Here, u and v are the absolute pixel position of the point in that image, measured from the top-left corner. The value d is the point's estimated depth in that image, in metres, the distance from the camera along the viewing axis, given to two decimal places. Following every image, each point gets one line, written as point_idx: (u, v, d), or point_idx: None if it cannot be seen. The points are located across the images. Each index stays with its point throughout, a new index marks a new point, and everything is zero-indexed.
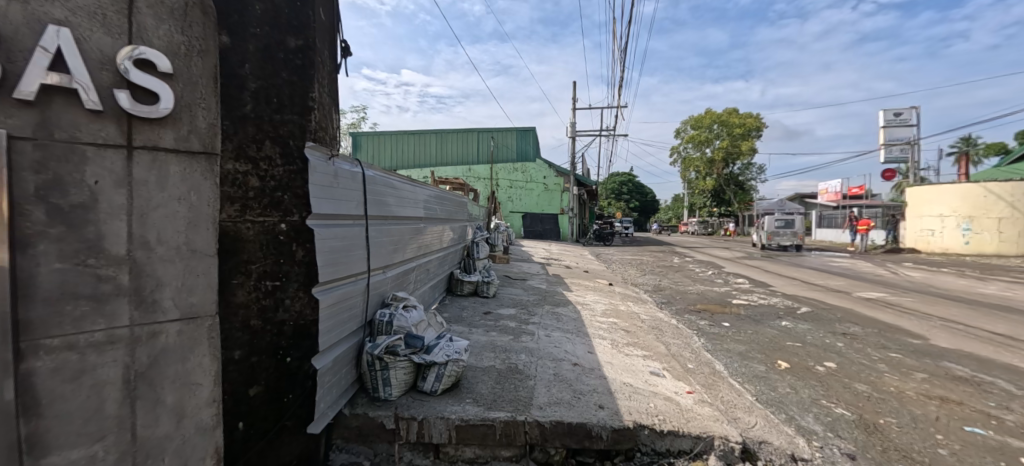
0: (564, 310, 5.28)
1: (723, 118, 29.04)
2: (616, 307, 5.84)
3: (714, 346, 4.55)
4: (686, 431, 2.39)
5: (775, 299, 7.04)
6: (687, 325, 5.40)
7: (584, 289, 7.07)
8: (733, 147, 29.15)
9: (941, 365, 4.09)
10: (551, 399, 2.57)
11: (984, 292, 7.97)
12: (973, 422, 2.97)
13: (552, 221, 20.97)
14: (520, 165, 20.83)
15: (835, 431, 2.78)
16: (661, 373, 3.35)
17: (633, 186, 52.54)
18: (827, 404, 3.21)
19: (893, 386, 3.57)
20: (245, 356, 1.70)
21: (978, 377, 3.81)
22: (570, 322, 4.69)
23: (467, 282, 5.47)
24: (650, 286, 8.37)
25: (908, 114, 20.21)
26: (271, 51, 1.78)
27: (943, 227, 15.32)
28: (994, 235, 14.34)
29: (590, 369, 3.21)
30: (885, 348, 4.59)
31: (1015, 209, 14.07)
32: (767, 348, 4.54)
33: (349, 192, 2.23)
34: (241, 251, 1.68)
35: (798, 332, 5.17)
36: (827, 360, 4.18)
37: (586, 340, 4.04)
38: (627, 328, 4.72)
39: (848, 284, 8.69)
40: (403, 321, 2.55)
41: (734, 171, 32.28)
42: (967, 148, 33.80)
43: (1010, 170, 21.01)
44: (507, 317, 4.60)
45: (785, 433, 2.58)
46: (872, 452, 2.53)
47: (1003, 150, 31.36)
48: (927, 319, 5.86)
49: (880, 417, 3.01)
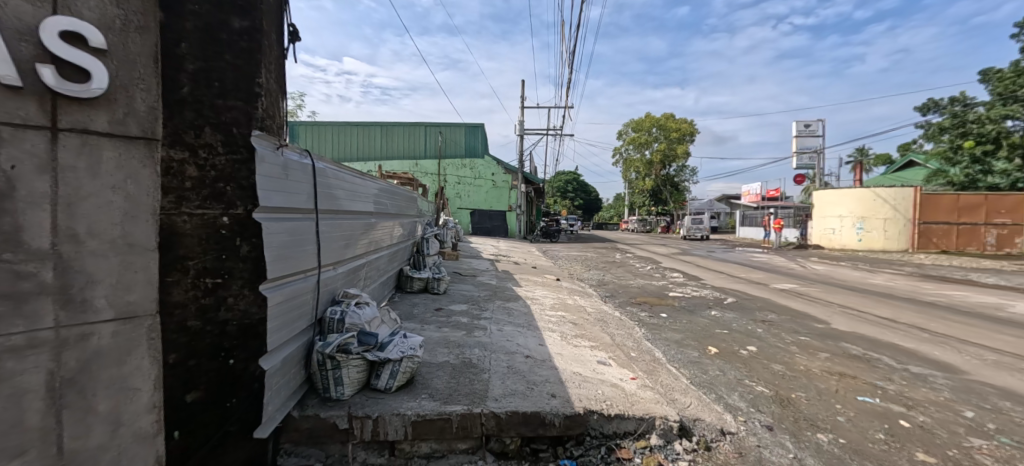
0: (515, 304, 5.39)
1: (662, 122, 31.01)
2: (564, 301, 6.05)
3: (654, 335, 4.89)
4: (632, 414, 2.58)
5: (706, 291, 7.69)
6: (629, 317, 5.71)
7: (533, 284, 7.22)
8: (670, 150, 31.22)
9: (840, 345, 4.72)
10: (506, 390, 2.64)
11: (874, 282, 9.28)
12: (864, 392, 3.47)
13: (501, 218, 21.10)
14: (468, 161, 20.74)
15: (757, 406, 3.14)
16: (608, 362, 3.55)
17: (579, 185, 54.72)
18: (750, 382, 3.60)
19: (802, 365, 4.08)
20: (181, 360, 1.57)
21: (868, 354, 4.46)
22: (521, 316, 4.79)
23: (417, 278, 5.41)
24: (594, 280, 8.74)
25: (816, 125, 22.82)
26: (213, 31, 1.66)
27: (842, 226, 17.61)
28: (881, 233, 16.57)
29: (542, 361, 3.32)
30: (797, 332, 5.21)
31: (896, 211, 16.30)
32: (700, 335, 4.97)
33: (299, 185, 2.13)
34: (179, 246, 1.56)
35: (725, 320, 5.70)
36: (749, 344, 4.68)
37: (538, 333, 4.16)
38: (575, 320, 4.93)
39: (766, 277, 9.63)
40: (356, 318, 2.46)
41: (670, 172, 34.43)
42: (861, 158, 38.94)
43: (895, 178, 24.48)
44: (459, 313, 4.61)
45: (715, 410, 2.90)
46: (786, 423, 2.89)
47: (888, 161, 36.56)
48: (830, 306, 6.73)
49: (793, 392, 3.43)
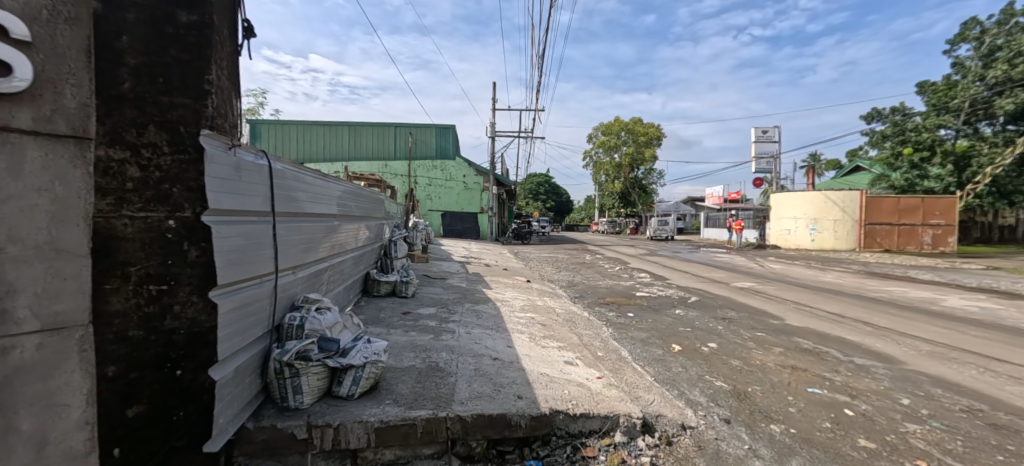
0: (484, 307, 5.38)
1: (630, 126, 31.84)
2: (534, 302, 6.09)
3: (620, 334, 5.01)
4: (596, 412, 2.63)
5: (671, 291, 7.95)
6: (597, 317, 5.81)
7: (503, 286, 7.23)
8: (638, 154, 32.09)
9: (793, 340, 4.99)
10: (472, 393, 2.64)
11: (824, 280, 9.88)
12: (814, 384, 3.69)
13: (472, 220, 21.01)
14: (439, 163, 20.58)
15: (716, 400, 3.28)
16: (575, 362, 3.61)
17: (550, 187, 55.33)
18: (710, 378, 3.75)
19: (758, 359, 4.29)
20: (122, 373, 1.49)
21: (818, 347, 4.74)
22: (490, 318, 4.79)
23: (384, 282, 5.31)
24: (564, 282, 8.84)
25: (772, 131, 24.08)
26: (157, 25, 1.59)
27: (797, 226, 18.67)
28: (832, 233, 17.60)
29: (509, 363, 3.33)
30: (754, 328, 5.47)
31: (845, 213, 17.35)
32: (664, 333, 5.13)
33: (254, 186, 2.05)
34: (118, 252, 1.48)
35: (688, 318, 5.92)
36: (710, 341, 4.87)
37: (506, 335, 4.17)
38: (544, 321, 4.99)
39: (728, 276, 10.06)
40: (316, 323, 2.38)
41: (638, 175, 35.38)
42: (814, 163, 41.38)
43: (844, 182, 26.14)
44: (427, 316, 4.55)
45: (677, 406, 3.00)
46: (742, 415, 3.03)
47: (837, 166, 39.06)
48: (785, 303, 7.10)
49: (749, 386, 3.61)
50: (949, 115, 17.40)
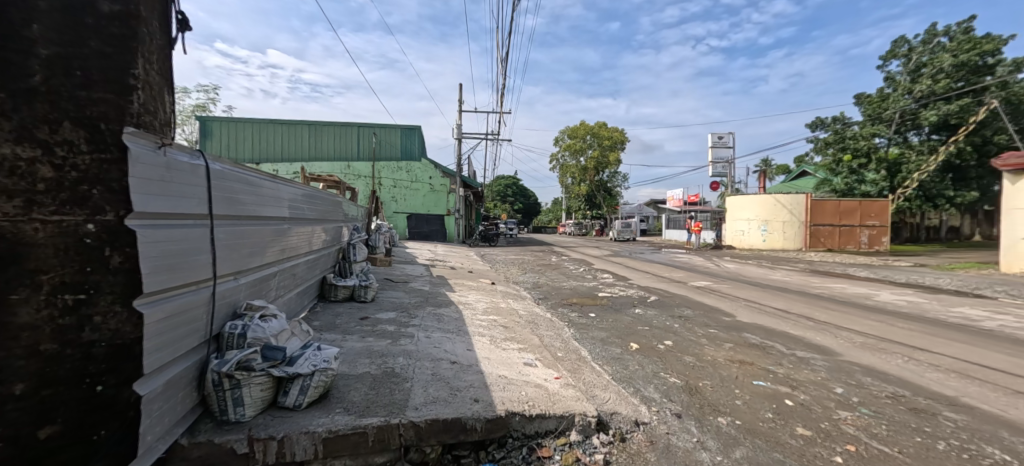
0: (446, 310, 5.32)
1: (595, 130, 32.60)
2: (497, 304, 6.10)
3: (581, 335, 5.10)
4: (552, 412, 2.66)
5: (632, 290, 8.17)
6: (560, 318, 5.89)
7: (467, 289, 7.19)
8: (603, 157, 32.90)
9: (742, 335, 5.26)
10: (428, 398, 2.60)
11: (774, 278, 10.48)
12: (759, 377, 3.90)
13: (439, 223, 20.77)
14: (405, 164, 20.27)
15: (669, 396, 3.39)
16: (534, 363, 3.64)
17: (518, 189, 55.70)
18: (665, 374, 3.88)
19: (710, 355, 4.49)
20: (32, 390, 1.37)
21: (764, 342, 5.03)
22: (451, 321, 4.75)
23: (342, 286, 5.15)
24: (529, 283, 8.91)
25: (727, 138, 25.35)
26: (74, 14, 1.50)
27: (750, 227, 19.74)
28: (782, 234, 18.76)
29: (468, 366, 3.32)
30: (708, 325, 5.73)
31: (792, 215, 18.54)
32: (623, 332, 5.27)
33: (188, 187, 1.93)
34: (28, 259, 1.35)
35: (647, 317, 6.11)
36: (666, 339, 5.05)
37: (466, 338, 4.14)
38: (506, 323, 5.00)
39: (686, 276, 10.47)
40: (260, 331, 2.27)
41: (603, 178, 36.23)
42: (766, 167, 43.89)
43: (792, 186, 27.87)
44: (386, 321, 4.45)
45: (631, 403, 3.09)
46: (693, 410, 3.16)
47: (786, 171, 41.64)
48: (737, 300, 7.48)
49: (700, 380, 3.77)
50: (881, 125, 18.95)
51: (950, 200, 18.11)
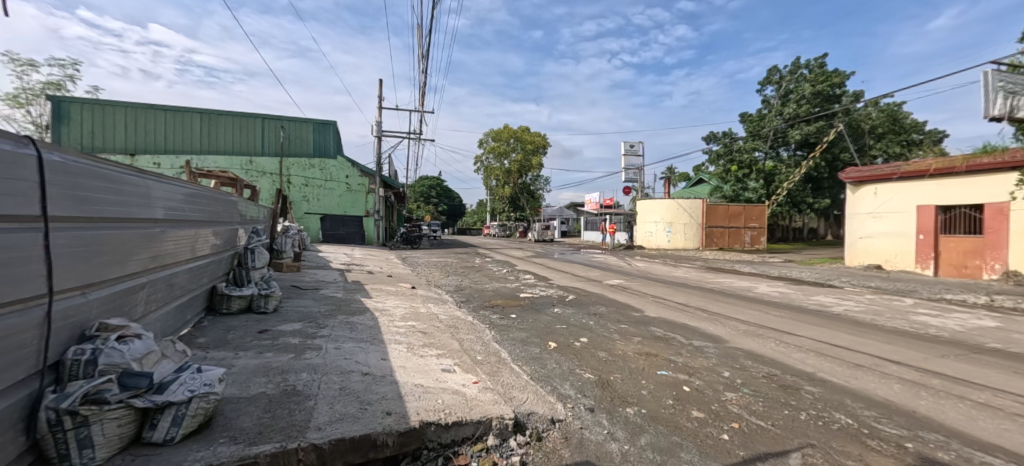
0: (360, 318, 5.00)
1: (518, 134, 33.36)
2: (417, 310, 5.89)
3: (502, 336, 5.13)
4: (469, 419, 2.62)
5: (551, 290, 8.46)
6: (481, 321, 5.87)
7: (385, 294, 6.86)
8: (526, 161, 33.77)
9: (648, 329, 5.72)
10: (333, 416, 2.40)
11: (676, 275, 11.58)
12: (662, 367, 4.26)
13: (356, 224, 19.61)
14: (318, 162, 18.93)
15: (583, 392, 3.55)
16: (452, 369, 3.57)
17: (442, 191, 54.99)
18: (579, 371, 4.06)
19: (620, 349, 4.81)
20: None
21: (667, 334, 5.52)
22: (365, 330, 4.47)
23: (237, 297, 4.58)
24: (451, 286, 8.78)
25: (638, 146, 27.55)
26: None
27: (657, 229, 21.63)
28: (683, 234, 20.80)
29: (381, 377, 3.14)
30: (619, 321, 6.13)
31: (691, 218, 20.71)
32: (542, 332, 5.42)
33: (11, 183, 1.55)
34: None
35: (564, 316, 6.36)
36: (582, 336, 5.29)
37: (381, 347, 3.93)
38: (425, 329, 4.84)
39: (601, 275, 11.11)
40: (117, 355, 1.88)
41: (527, 181, 37.20)
42: (669, 175, 48.58)
43: (691, 192, 31.19)
44: (289, 333, 4.05)
45: (548, 402, 3.18)
46: (604, 403, 3.34)
47: (685, 178, 46.51)
48: (645, 296, 8.13)
49: (611, 374, 4.01)
50: (760, 140, 22.00)
51: (810, 205, 21.84)
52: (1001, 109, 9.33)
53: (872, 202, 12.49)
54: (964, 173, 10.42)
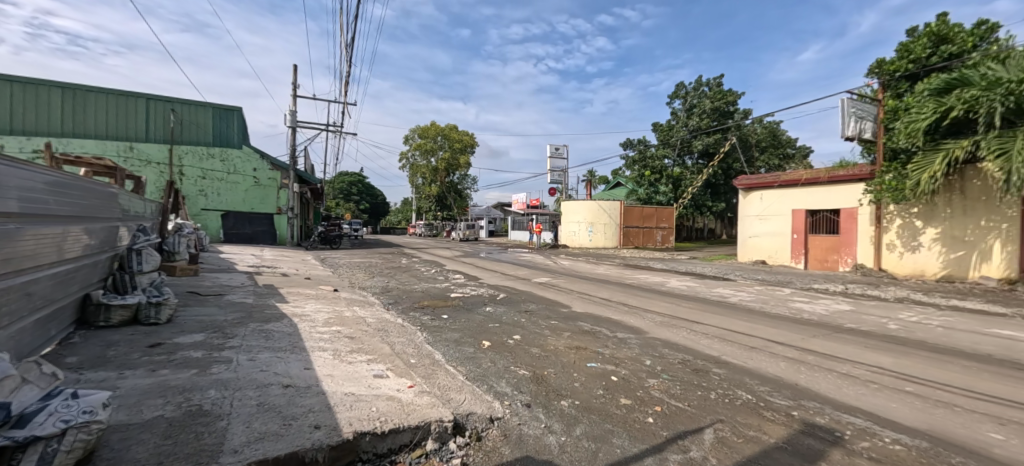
0: (275, 325, 4.53)
1: (446, 132, 32.91)
2: (341, 314, 5.50)
3: (434, 338, 5.00)
4: (407, 425, 2.51)
5: (482, 289, 8.48)
6: (411, 323, 5.66)
7: (303, 298, 6.30)
8: (453, 159, 33.39)
9: (576, 324, 6.00)
10: (252, 436, 2.15)
11: (598, 272, 12.29)
12: (592, 359, 4.50)
13: (266, 222, 17.78)
14: (218, 151, 16.81)
15: (519, 388, 3.60)
16: (384, 375, 3.39)
17: (364, 187, 52.23)
18: (514, 368, 4.12)
19: (552, 344, 4.98)
20: None
21: (594, 328, 5.83)
22: (282, 338, 4.06)
23: (118, 307, 3.88)
24: (377, 288, 8.35)
25: (562, 150, 28.76)
26: None
27: (579, 229, 22.75)
28: (603, 234, 22.15)
29: (306, 388, 2.88)
30: (549, 317, 6.33)
31: (610, 218, 22.14)
32: (475, 331, 5.39)
33: None
34: None
35: (497, 314, 6.40)
36: (515, 333, 5.37)
37: (302, 356, 3.59)
38: (352, 334, 4.54)
39: (529, 274, 11.39)
40: None
41: (454, 180, 36.84)
42: (590, 178, 51.45)
43: (610, 195, 33.34)
44: (188, 346, 3.53)
45: (486, 401, 3.18)
46: (539, 398, 3.42)
47: (604, 181, 49.63)
48: (572, 293, 8.50)
49: (544, 369, 4.13)
50: (669, 149, 24.24)
51: (709, 208, 24.65)
52: (852, 131, 11.43)
53: (758, 206, 14.45)
54: (827, 182, 12.54)
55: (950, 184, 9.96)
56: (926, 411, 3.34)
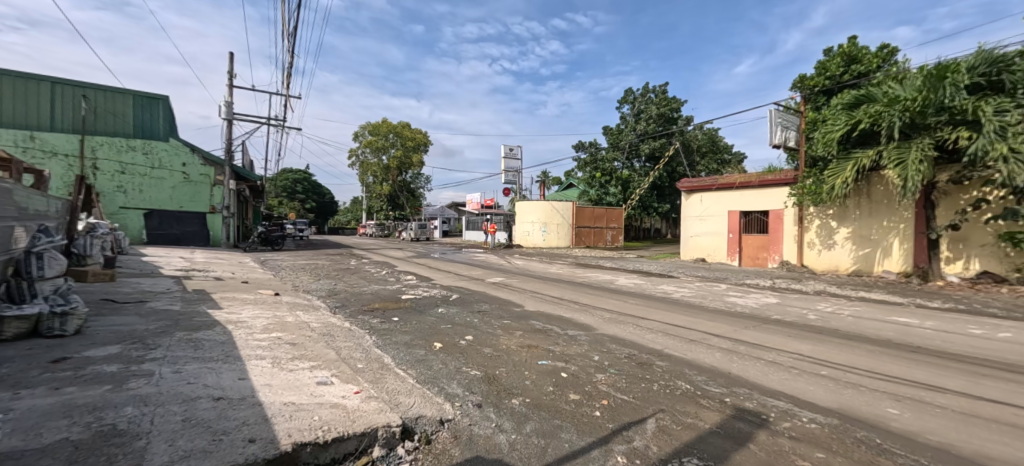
0: (206, 333, 4.18)
1: (398, 129, 32.08)
2: (282, 319, 5.19)
3: (384, 341, 4.85)
4: (351, 432, 2.42)
5: (435, 290, 8.35)
6: (359, 326, 5.46)
7: (240, 304, 5.88)
8: (406, 158, 32.61)
9: (528, 323, 6.07)
10: (177, 455, 1.97)
11: (551, 271, 12.51)
12: (543, 357, 4.58)
13: (197, 222, 16.38)
14: (140, 144, 15.24)
15: (470, 389, 3.60)
16: (329, 381, 3.24)
17: (309, 185, 49.61)
18: (466, 368, 4.10)
19: (504, 344, 5.00)
20: None
21: (545, 326, 5.94)
22: (214, 347, 3.76)
23: (14, 318, 3.41)
24: (323, 291, 7.97)
25: (517, 150, 29.00)
26: None
27: (533, 229, 23.06)
28: (556, 233, 22.60)
29: (240, 400, 2.69)
30: (502, 317, 6.36)
31: (563, 218, 22.64)
32: (427, 333, 5.31)
33: None
34: None
35: (449, 315, 6.34)
36: (467, 334, 5.35)
37: (237, 365, 3.35)
38: (294, 340, 4.30)
39: (483, 274, 11.37)
40: None
41: (407, 179, 35.97)
42: (544, 179, 52.23)
43: (563, 195, 34.06)
44: (101, 359, 3.17)
45: (436, 403, 3.15)
46: (491, 397, 3.44)
47: (557, 183, 50.59)
48: (525, 292, 8.60)
49: (496, 369, 4.15)
50: (619, 152, 25.23)
51: (655, 209, 25.94)
52: (779, 139, 12.45)
53: (699, 207, 15.43)
54: (757, 186, 13.66)
55: (859, 189, 11.21)
56: (837, 392, 3.74)
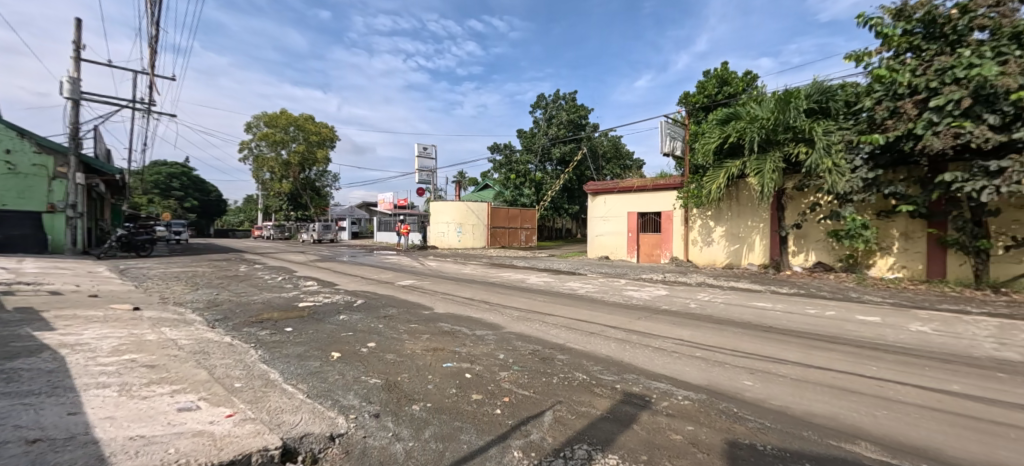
0: (26, 362, 3.39)
1: (300, 122, 29.47)
2: (140, 337, 4.42)
3: (272, 355, 4.40)
4: (217, 462, 2.14)
5: (338, 296, 7.81)
6: (243, 340, 4.89)
7: (82, 322, 4.89)
8: (309, 153, 30.08)
9: (436, 325, 5.97)
10: None
11: (464, 272, 12.47)
12: (448, 359, 4.54)
13: (27, 224, 13.29)
14: None
15: (368, 399, 3.42)
16: (195, 406, 2.83)
17: (189, 181, 43.19)
18: (365, 377, 3.90)
19: (409, 349, 4.85)
20: None
21: (453, 327, 5.90)
22: (35, 378, 3.06)
23: None
24: (201, 302, 6.98)
25: (432, 149, 28.45)
26: None
27: (448, 230, 22.79)
28: (472, 234, 22.64)
29: (68, 439, 2.22)
30: (409, 321, 6.17)
31: (478, 219, 22.74)
32: (324, 343, 4.94)
33: None
34: None
35: (351, 322, 5.97)
36: (370, 341, 5.09)
37: (65, 398, 2.75)
38: (153, 361, 3.69)
39: (393, 276, 10.93)
40: None
41: (310, 176, 33.18)
42: (461, 179, 51.99)
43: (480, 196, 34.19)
44: None
45: (327, 418, 2.94)
46: (390, 406, 3.31)
47: (474, 183, 50.65)
48: (436, 294, 8.44)
49: (399, 375, 4.00)
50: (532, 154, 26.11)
51: (566, 210, 27.33)
52: (668, 148, 14.03)
53: (603, 208, 16.62)
54: (651, 189, 15.12)
55: (730, 194, 13.04)
56: (707, 370, 4.29)
